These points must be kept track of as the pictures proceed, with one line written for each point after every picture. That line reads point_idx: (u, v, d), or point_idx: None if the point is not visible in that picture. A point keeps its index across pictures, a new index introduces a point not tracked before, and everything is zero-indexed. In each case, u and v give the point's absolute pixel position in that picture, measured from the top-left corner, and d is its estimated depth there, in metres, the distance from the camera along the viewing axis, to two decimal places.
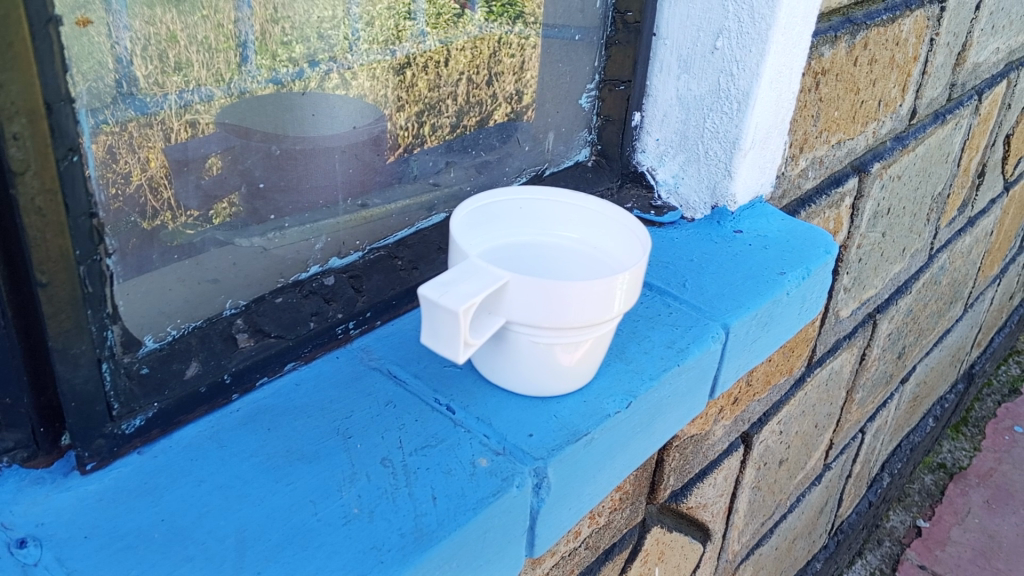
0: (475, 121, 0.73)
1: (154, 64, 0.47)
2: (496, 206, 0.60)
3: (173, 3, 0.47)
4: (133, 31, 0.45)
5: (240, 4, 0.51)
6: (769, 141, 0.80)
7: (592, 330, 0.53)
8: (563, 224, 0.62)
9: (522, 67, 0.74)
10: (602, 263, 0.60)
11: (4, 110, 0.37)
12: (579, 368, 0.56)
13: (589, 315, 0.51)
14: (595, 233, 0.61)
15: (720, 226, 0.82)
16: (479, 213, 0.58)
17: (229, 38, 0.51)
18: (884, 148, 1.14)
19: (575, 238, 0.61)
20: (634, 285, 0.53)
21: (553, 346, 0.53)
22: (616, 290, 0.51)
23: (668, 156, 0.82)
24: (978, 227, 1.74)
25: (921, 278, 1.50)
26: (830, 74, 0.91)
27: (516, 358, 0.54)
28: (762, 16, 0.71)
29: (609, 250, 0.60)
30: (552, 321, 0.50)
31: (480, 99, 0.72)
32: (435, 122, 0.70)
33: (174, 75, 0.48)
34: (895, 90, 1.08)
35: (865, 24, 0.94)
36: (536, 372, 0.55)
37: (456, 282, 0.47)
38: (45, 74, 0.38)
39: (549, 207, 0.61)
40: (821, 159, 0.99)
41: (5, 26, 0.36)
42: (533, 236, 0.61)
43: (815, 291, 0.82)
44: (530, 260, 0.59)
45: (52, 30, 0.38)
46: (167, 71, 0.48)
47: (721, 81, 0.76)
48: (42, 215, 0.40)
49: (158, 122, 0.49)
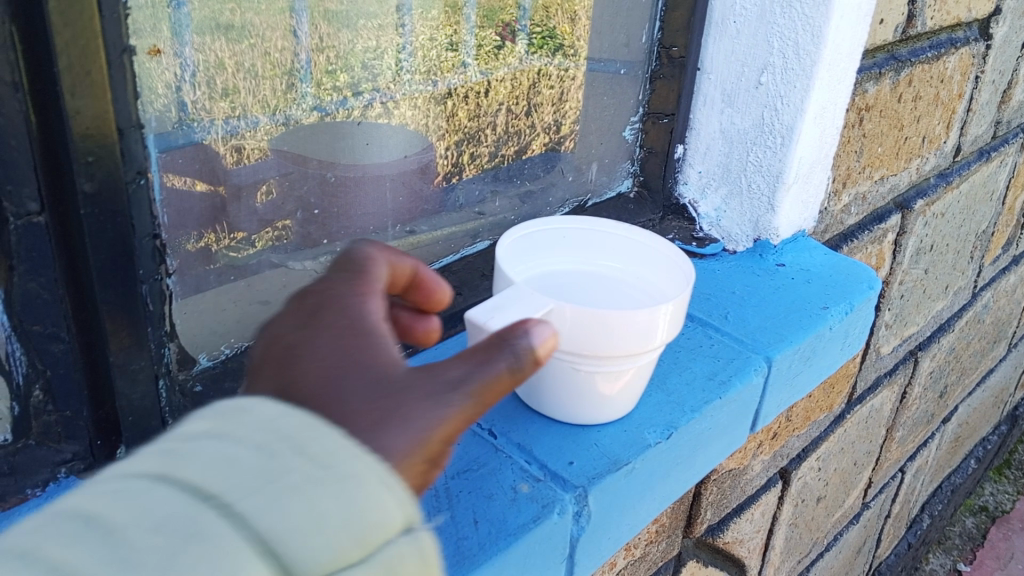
0: (514, 151, 0.74)
1: (202, 90, 0.49)
2: (541, 235, 0.60)
3: (222, 31, 0.49)
4: (189, 60, 0.47)
5: (292, 33, 0.53)
6: (813, 176, 0.80)
7: (633, 361, 0.54)
8: (604, 254, 0.62)
9: (561, 98, 0.75)
10: (645, 294, 0.60)
11: (79, 135, 0.39)
12: (620, 398, 0.57)
13: (632, 344, 0.52)
14: (636, 264, 0.62)
15: (763, 258, 0.82)
16: (523, 241, 0.59)
17: (275, 66, 0.53)
18: (927, 185, 1.14)
19: (616, 268, 0.62)
20: (676, 316, 0.53)
21: (594, 374, 0.53)
22: (661, 320, 0.52)
23: (710, 189, 0.83)
24: (1023, 265, 1.73)
25: (963, 316, 1.48)
26: (874, 110, 0.92)
27: (556, 386, 0.55)
28: (807, 52, 0.72)
29: (650, 280, 0.61)
30: (593, 349, 0.51)
31: (519, 130, 0.73)
32: (474, 151, 0.70)
33: (221, 101, 0.50)
34: (939, 127, 1.08)
35: (909, 61, 0.94)
36: (576, 402, 0.56)
37: (507, 309, 0.48)
38: (119, 101, 0.40)
39: (593, 237, 0.62)
40: (864, 195, 0.99)
41: (81, 55, 0.38)
42: (574, 264, 0.62)
43: (858, 326, 0.82)
44: (574, 289, 0.60)
45: (126, 59, 0.40)
46: (214, 97, 0.50)
47: (765, 116, 0.76)
48: (108, 235, 0.42)
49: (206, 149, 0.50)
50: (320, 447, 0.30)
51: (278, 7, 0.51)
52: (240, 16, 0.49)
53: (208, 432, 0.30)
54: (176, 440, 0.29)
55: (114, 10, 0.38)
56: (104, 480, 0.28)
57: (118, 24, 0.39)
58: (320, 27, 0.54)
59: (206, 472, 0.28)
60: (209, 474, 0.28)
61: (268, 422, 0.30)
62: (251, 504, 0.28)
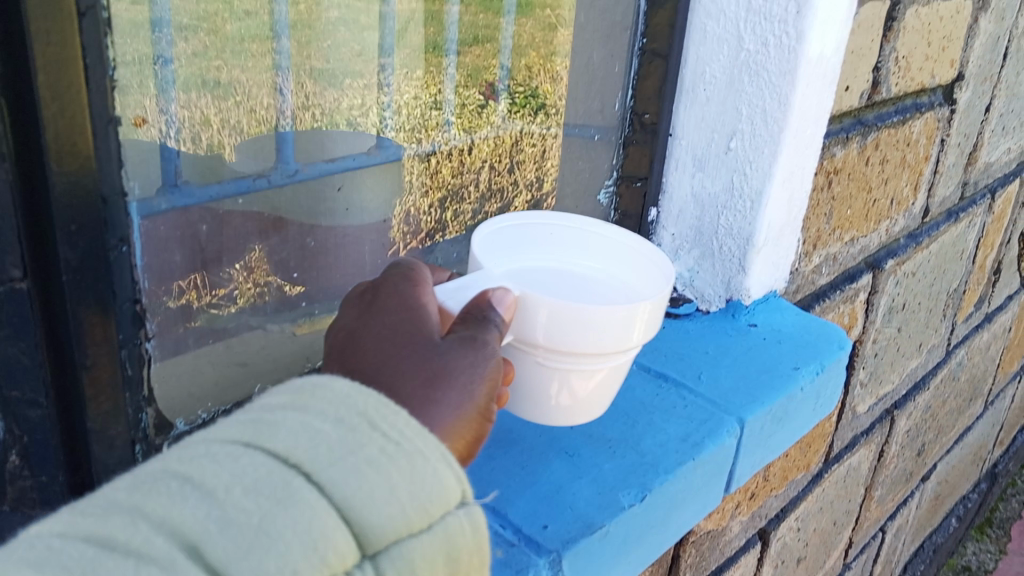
0: (496, 209, 0.77)
1: (187, 146, 0.50)
2: (525, 226, 0.61)
3: (207, 87, 0.50)
4: (174, 117, 0.48)
5: (276, 90, 0.56)
6: (782, 238, 0.82)
7: (608, 358, 0.54)
8: (586, 252, 0.63)
9: (543, 156, 0.78)
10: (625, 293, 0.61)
11: (64, 205, 0.40)
12: (592, 397, 0.57)
13: (610, 344, 0.52)
14: (618, 265, 0.63)
15: (735, 319, 0.83)
16: (510, 229, 0.60)
17: (260, 123, 0.55)
18: (897, 245, 1.16)
19: (597, 267, 0.63)
20: (653, 318, 0.54)
21: (567, 369, 0.54)
22: (638, 319, 0.52)
23: (683, 250, 0.84)
24: (995, 323, 1.75)
25: (938, 374, 1.50)
26: (842, 173, 0.94)
27: (537, 392, 0.56)
28: (774, 119, 0.73)
29: (630, 281, 0.62)
30: (568, 345, 0.51)
31: (501, 187, 0.76)
32: (458, 208, 0.73)
33: (205, 157, 0.51)
34: (907, 189, 1.11)
35: (876, 125, 0.97)
36: (548, 398, 0.56)
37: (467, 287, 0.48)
38: (104, 171, 0.41)
39: (577, 235, 0.63)
40: (834, 256, 1.01)
41: (69, 127, 0.39)
42: (554, 261, 0.63)
43: (829, 386, 0.83)
44: (555, 281, 0.61)
45: (112, 129, 0.41)
46: (199, 153, 0.51)
47: (735, 180, 0.78)
48: (88, 301, 0.43)
49: (194, 215, 0.51)
50: (390, 424, 0.38)
51: (263, 67, 0.54)
52: (226, 74, 0.51)
53: (299, 404, 0.38)
54: (275, 409, 0.38)
55: (101, 85, 0.40)
56: (212, 443, 0.36)
57: (103, 96, 0.40)
58: (306, 85, 0.57)
59: (293, 444, 0.36)
60: (298, 446, 0.36)
61: (342, 400, 0.38)
62: (330, 475, 0.36)
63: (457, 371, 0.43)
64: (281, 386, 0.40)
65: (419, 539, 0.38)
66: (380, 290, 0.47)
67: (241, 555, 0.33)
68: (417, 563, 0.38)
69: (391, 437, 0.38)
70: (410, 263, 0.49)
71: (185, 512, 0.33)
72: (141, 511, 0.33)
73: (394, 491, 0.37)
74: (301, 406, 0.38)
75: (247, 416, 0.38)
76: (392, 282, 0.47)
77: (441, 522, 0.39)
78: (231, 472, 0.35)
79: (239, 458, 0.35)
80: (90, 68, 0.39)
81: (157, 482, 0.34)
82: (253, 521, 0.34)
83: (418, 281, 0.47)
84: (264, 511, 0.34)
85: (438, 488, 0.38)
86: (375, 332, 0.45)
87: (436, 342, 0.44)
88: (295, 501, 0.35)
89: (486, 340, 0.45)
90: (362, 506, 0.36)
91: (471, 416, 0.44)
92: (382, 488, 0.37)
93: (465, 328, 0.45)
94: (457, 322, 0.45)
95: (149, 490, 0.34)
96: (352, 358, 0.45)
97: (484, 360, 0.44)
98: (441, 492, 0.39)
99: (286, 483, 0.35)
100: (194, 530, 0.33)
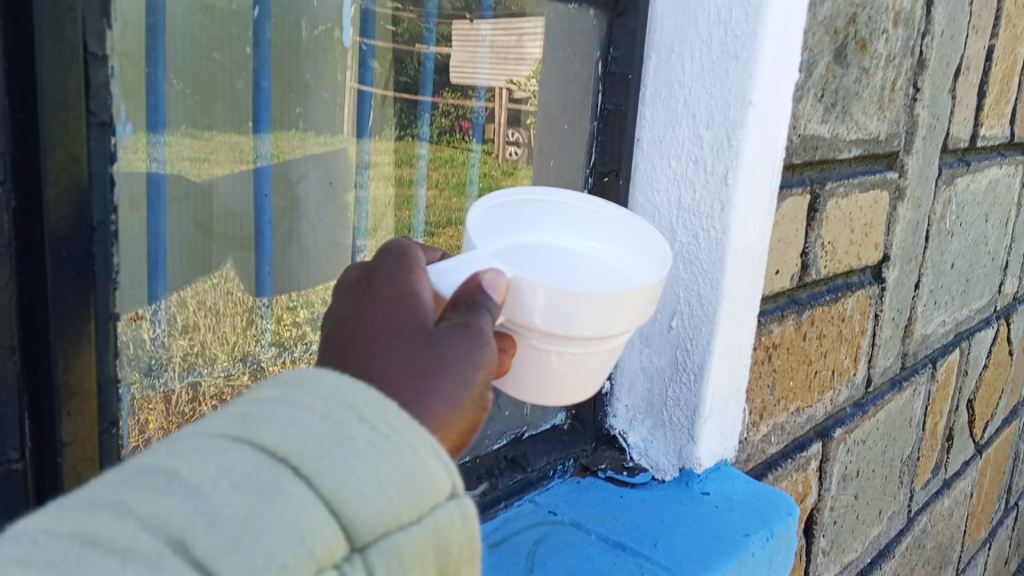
0: None
1: (178, 337, 0.63)
2: (529, 204, 0.61)
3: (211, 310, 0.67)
4: (163, 316, 0.61)
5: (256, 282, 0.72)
6: (728, 408, 0.87)
7: (602, 344, 0.54)
8: (587, 231, 0.64)
9: None
10: (622, 275, 0.62)
11: (66, 390, 0.50)
12: (589, 382, 0.58)
13: (594, 331, 0.51)
14: (619, 245, 0.64)
15: (688, 487, 0.87)
16: (515, 204, 0.60)
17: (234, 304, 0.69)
18: (844, 414, 1.22)
19: (597, 247, 0.64)
20: (643, 304, 0.53)
21: (564, 352, 0.54)
22: (622, 309, 0.51)
23: (637, 420, 0.90)
24: (954, 489, 1.79)
25: (901, 542, 1.52)
26: (781, 347, 1.01)
27: (526, 375, 0.56)
28: (708, 301, 0.80)
29: (627, 265, 0.63)
30: (559, 330, 0.51)
31: None
32: None
33: (181, 337, 0.63)
34: (846, 360, 1.18)
35: (809, 303, 1.05)
36: (545, 387, 0.57)
37: (462, 265, 0.49)
38: (103, 363, 0.52)
39: (577, 212, 0.63)
40: (782, 425, 1.07)
41: (77, 326, 0.50)
42: (556, 238, 0.63)
43: (780, 550, 0.86)
44: (556, 259, 0.61)
45: (112, 324, 0.52)
46: (175, 334, 0.63)
47: (679, 356, 0.85)
48: (79, 478, 0.52)
49: (155, 393, 0.60)
50: (377, 415, 0.37)
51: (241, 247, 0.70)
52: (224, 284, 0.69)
53: (288, 397, 0.37)
54: (264, 403, 0.37)
55: (104, 289, 0.51)
56: (198, 438, 0.35)
57: (107, 301, 0.52)
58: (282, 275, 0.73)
59: (282, 436, 0.35)
60: (286, 439, 0.35)
61: (330, 394, 0.37)
62: (319, 467, 0.35)
63: (456, 365, 0.43)
64: (271, 380, 0.39)
65: (410, 531, 0.37)
66: (375, 278, 0.47)
67: (225, 551, 0.32)
68: (407, 559, 0.37)
69: (380, 428, 0.37)
70: (405, 253, 0.49)
71: (169, 508, 0.32)
72: (126, 506, 0.32)
73: (383, 483, 0.36)
74: (291, 399, 0.37)
75: (234, 412, 0.37)
76: (386, 270, 0.47)
77: (435, 514, 0.38)
78: (217, 466, 0.34)
79: (227, 451, 0.34)
80: (99, 274, 0.51)
81: (141, 479, 0.33)
82: (240, 514, 0.33)
83: (412, 267, 0.48)
84: (250, 504, 0.33)
85: (430, 481, 0.37)
86: (370, 322, 0.45)
87: (432, 332, 0.43)
88: (283, 494, 0.34)
89: (482, 327, 0.44)
90: (351, 499, 0.35)
91: (469, 406, 0.43)
92: (371, 481, 0.36)
93: (460, 314, 0.44)
94: (451, 308, 0.45)
95: (134, 487, 0.33)
96: (346, 349, 0.44)
97: (480, 348, 0.44)
98: (434, 484, 0.38)
99: (274, 476, 0.34)
100: (179, 524, 0.32)
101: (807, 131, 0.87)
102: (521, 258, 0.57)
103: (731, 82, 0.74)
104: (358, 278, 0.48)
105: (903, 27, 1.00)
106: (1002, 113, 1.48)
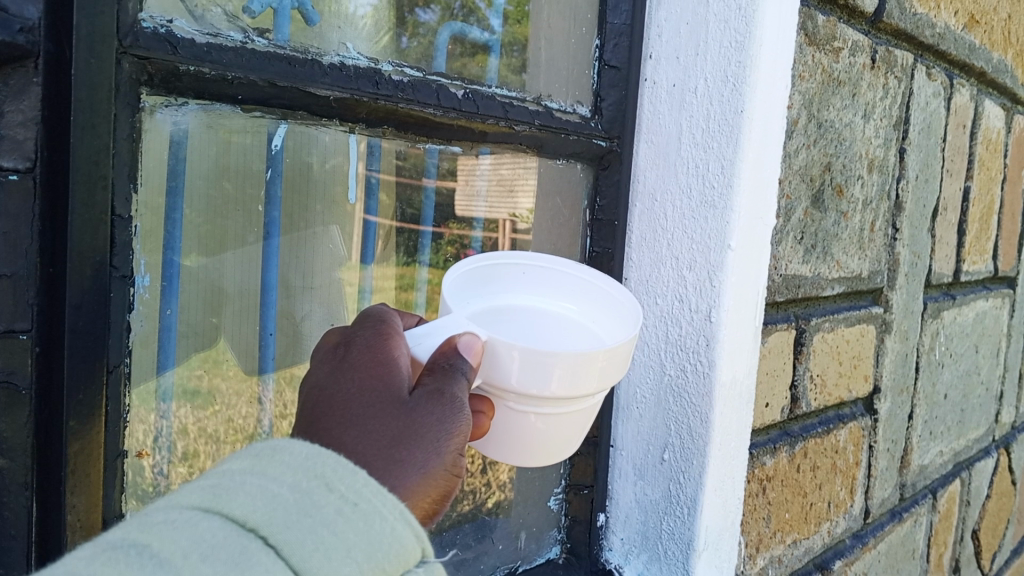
0: (468, 507, 0.86)
1: (183, 467, 0.63)
2: (506, 268, 0.65)
3: (212, 437, 0.66)
4: (166, 442, 0.62)
5: (258, 400, 0.69)
6: (723, 542, 0.86)
7: (575, 403, 0.57)
8: (562, 294, 0.68)
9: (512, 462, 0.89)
10: (594, 335, 0.66)
11: (72, 523, 0.53)
12: (564, 441, 0.62)
13: (566, 389, 0.54)
14: (591, 307, 0.68)
15: None
16: (493, 270, 0.64)
17: (235, 432, 0.67)
18: (843, 546, 1.21)
19: (573, 309, 0.68)
20: (613, 364, 0.56)
21: (539, 411, 0.57)
22: (593, 365, 0.54)
23: (632, 553, 0.90)
24: None
25: None
26: (775, 479, 1.02)
27: (509, 435, 0.60)
28: (698, 435, 0.82)
29: (599, 325, 0.67)
30: (533, 390, 0.54)
31: (473, 488, 0.86)
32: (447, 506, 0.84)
33: (180, 465, 0.63)
34: (842, 492, 1.18)
35: (801, 435, 1.06)
36: (524, 446, 0.61)
37: (436, 330, 0.53)
38: (108, 497, 0.55)
39: (553, 275, 0.67)
40: (779, 558, 1.06)
41: (87, 459, 0.53)
42: (534, 302, 0.67)
43: None
44: (531, 324, 0.65)
45: (118, 460, 0.56)
46: (175, 462, 0.63)
47: (672, 488, 0.85)
48: None
49: None
50: (346, 485, 0.40)
51: (243, 376, 0.67)
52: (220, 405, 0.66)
53: (259, 468, 0.40)
54: (234, 474, 0.39)
55: (114, 429, 0.55)
56: (169, 510, 0.37)
57: (116, 441, 0.56)
58: (284, 391, 0.71)
59: (251, 508, 0.37)
60: (254, 510, 0.37)
61: (300, 465, 0.40)
62: (288, 537, 0.37)
63: (427, 435, 0.46)
64: (239, 452, 0.41)
65: None
66: (353, 343, 0.50)
67: None
68: None
69: (349, 497, 0.40)
70: (383, 320, 0.53)
71: None
72: None
73: (351, 551, 0.38)
74: (261, 470, 0.39)
75: (203, 483, 0.38)
76: (364, 337, 0.51)
77: None
78: (189, 538, 0.35)
79: (197, 523, 0.36)
80: (110, 410, 0.54)
81: (112, 553, 0.34)
82: None
83: (389, 334, 0.51)
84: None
85: (397, 548, 0.40)
86: (348, 389, 0.47)
87: (407, 401, 0.47)
88: (252, 564, 0.35)
89: (453, 396, 0.48)
90: (318, 566, 0.37)
91: (436, 474, 0.46)
92: (339, 549, 0.38)
93: (434, 382, 0.49)
94: (427, 374, 0.49)
95: (106, 561, 0.33)
96: (322, 416, 0.46)
97: (449, 417, 0.48)
98: (404, 551, 0.41)
99: (244, 547, 0.36)
100: None
101: (788, 272, 0.91)
102: (494, 325, 0.62)
103: (712, 228, 0.79)
104: (333, 346, 0.52)
105: (877, 172, 1.06)
106: (983, 249, 1.53)
